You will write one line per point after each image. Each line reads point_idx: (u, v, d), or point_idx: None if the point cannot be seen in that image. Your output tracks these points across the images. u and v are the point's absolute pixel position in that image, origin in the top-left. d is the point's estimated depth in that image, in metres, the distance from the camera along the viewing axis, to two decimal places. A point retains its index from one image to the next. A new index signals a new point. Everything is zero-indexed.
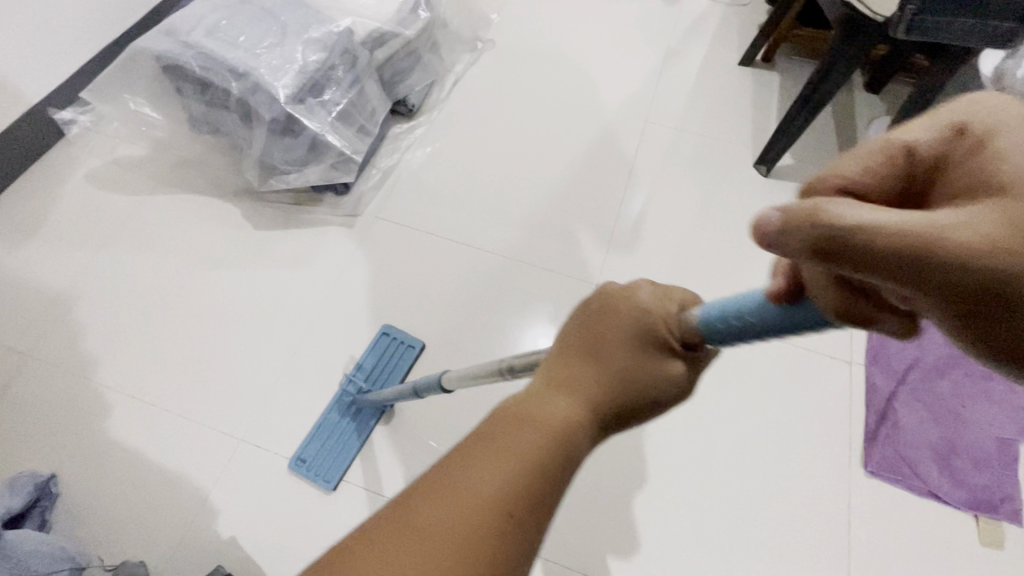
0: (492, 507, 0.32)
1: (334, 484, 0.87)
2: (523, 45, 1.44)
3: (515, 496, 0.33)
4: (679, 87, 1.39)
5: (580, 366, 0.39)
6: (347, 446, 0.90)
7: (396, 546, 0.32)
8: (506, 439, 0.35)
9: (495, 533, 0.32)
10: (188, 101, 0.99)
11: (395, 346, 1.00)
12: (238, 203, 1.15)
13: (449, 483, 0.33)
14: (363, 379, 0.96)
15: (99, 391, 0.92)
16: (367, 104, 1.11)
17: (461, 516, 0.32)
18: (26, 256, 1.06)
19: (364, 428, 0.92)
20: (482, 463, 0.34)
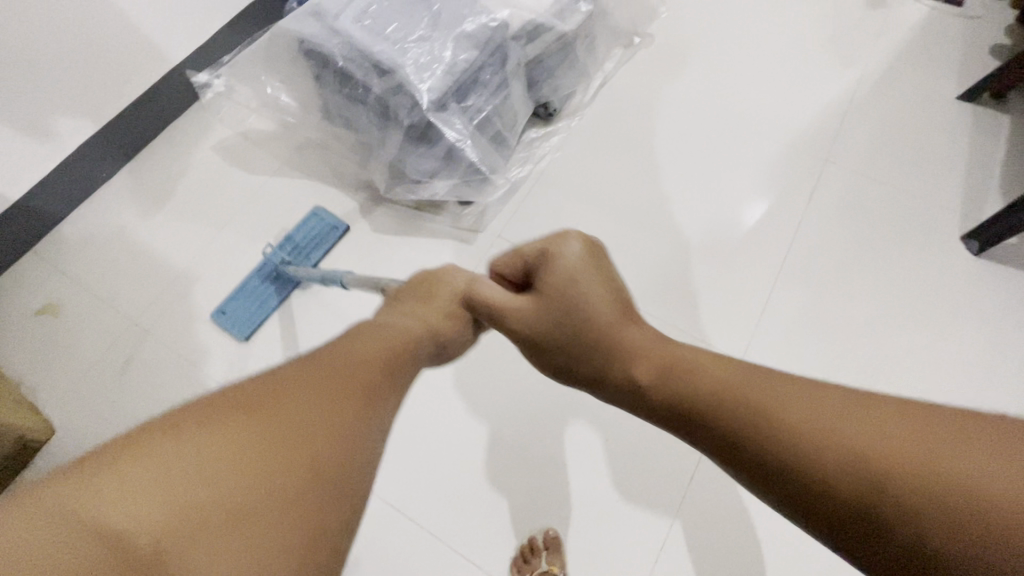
0: (345, 393, 0.36)
1: (247, 334, 0.96)
2: (688, 41, 1.23)
3: (350, 394, 0.36)
4: (873, 119, 1.14)
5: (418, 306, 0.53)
6: (265, 306, 0.98)
7: (262, 409, 0.33)
8: (335, 359, 0.39)
9: (351, 422, 0.35)
10: (326, 91, 0.91)
11: (323, 227, 1.04)
12: (358, 199, 1.08)
13: (258, 411, 0.33)
14: (290, 252, 1.01)
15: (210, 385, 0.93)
16: (509, 110, 0.98)
17: (328, 396, 0.35)
18: (154, 226, 1.07)
19: (281, 293, 1.00)
20: (317, 377, 0.36)
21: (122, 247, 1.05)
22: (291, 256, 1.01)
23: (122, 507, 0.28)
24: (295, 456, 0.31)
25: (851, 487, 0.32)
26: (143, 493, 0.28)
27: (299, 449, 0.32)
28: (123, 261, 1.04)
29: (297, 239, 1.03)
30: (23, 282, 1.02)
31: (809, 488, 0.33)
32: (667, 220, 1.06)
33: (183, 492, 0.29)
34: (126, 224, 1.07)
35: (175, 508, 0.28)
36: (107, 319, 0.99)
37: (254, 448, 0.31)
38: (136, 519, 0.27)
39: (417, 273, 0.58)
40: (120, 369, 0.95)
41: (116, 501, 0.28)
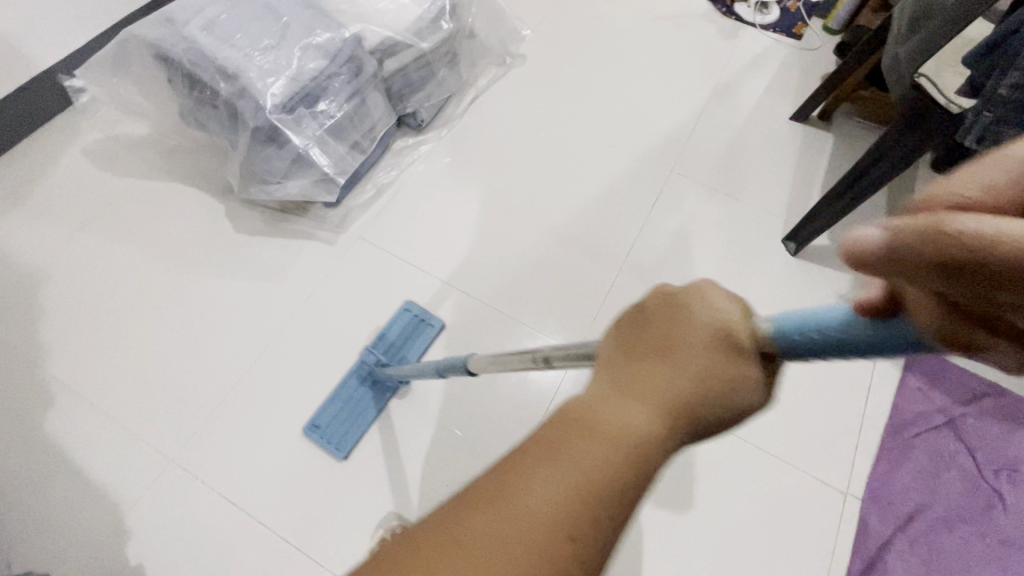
0: (575, 489, 0.29)
1: (346, 452, 0.91)
2: (558, 62, 1.33)
3: (608, 474, 0.30)
4: (717, 136, 1.26)
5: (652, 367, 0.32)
6: (363, 416, 0.94)
7: (558, 447, 0.31)
8: (581, 438, 0.30)
9: (555, 530, 0.28)
10: (179, 94, 0.95)
11: (416, 322, 1.02)
12: (225, 201, 1.11)
13: (486, 512, 0.29)
14: (382, 351, 0.98)
15: (50, 382, 0.93)
16: (366, 118, 1.04)
17: (580, 472, 0.29)
18: (8, 226, 1.06)
19: (380, 397, 0.96)
20: (550, 463, 0.30)
21: None
22: (386, 357, 0.97)
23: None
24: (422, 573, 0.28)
25: None
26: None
27: (551, 481, 0.29)
28: None
29: (388, 335, 1.00)
30: None
31: None
32: (524, 225, 1.14)
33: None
34: None
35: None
36: None
37: (554, 485, 0.29)
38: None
39: (653, 287, 0.35)
40: None
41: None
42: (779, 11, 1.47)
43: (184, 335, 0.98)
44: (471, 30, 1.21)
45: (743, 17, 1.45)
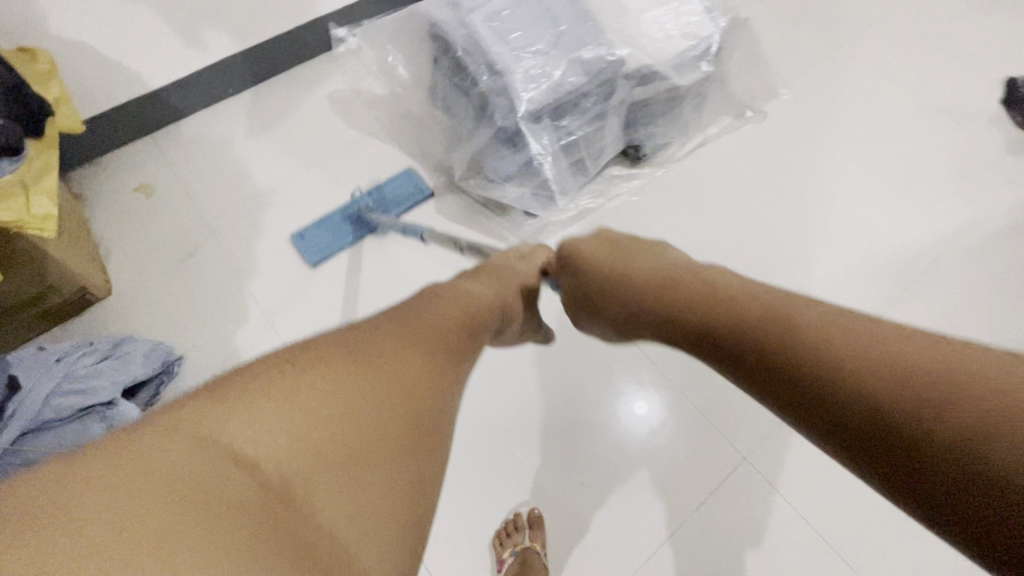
0: (407, 406, 0.40)
1: (316, 261, 1.02)
2: (798, 131, 1.21)
3: (417, 394, 0.42)
4: (961, 269, 1.09)
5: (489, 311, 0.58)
6: (342, 240, 1.05)
7: (370, 371, 0.41)
8: (409, 339, 0.46)
9: (403, 434, 0.39)
10: (439, 75, 0.97)
11: (413, 189, 1.10)
12: (434, 180, 1.14)
13: (379, 367, 0.41)
14: (374, 199, 1.08)
15: (248, 299, 1.01)
16: (597, 142, 1.00)
17: (389, 386, 0.40)
18: (252, 146, 1.17)
19: (356, 233, 1.06)
20: (385, 342, 0.44)
21: (220, 155, 1.15)
22: (374, 204, 1.06)
23: (223, 488, 0.32)
24: (314, 418, 0.37)
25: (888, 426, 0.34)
26: (273, 430, 0.35)
27: (379, 411, 0.39)
28: (216, 167, 1.14)
29: (385, 191, 1.09)
30: (130, 158, 1.14)
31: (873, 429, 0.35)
32: None
33: (249, 438, 0.35)
34: (232, 137, 1.18)
35: (284, 470, 0.34)
36: (186, 213, 1.09)
37: (348, 399, 0.38)
38: (235, 534, 0.31)
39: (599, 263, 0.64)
40: (180, 260, 1.04)
41: (273, 416, 0.36)
42: None
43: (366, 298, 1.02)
44: (727, 75, 1.11)
45: None
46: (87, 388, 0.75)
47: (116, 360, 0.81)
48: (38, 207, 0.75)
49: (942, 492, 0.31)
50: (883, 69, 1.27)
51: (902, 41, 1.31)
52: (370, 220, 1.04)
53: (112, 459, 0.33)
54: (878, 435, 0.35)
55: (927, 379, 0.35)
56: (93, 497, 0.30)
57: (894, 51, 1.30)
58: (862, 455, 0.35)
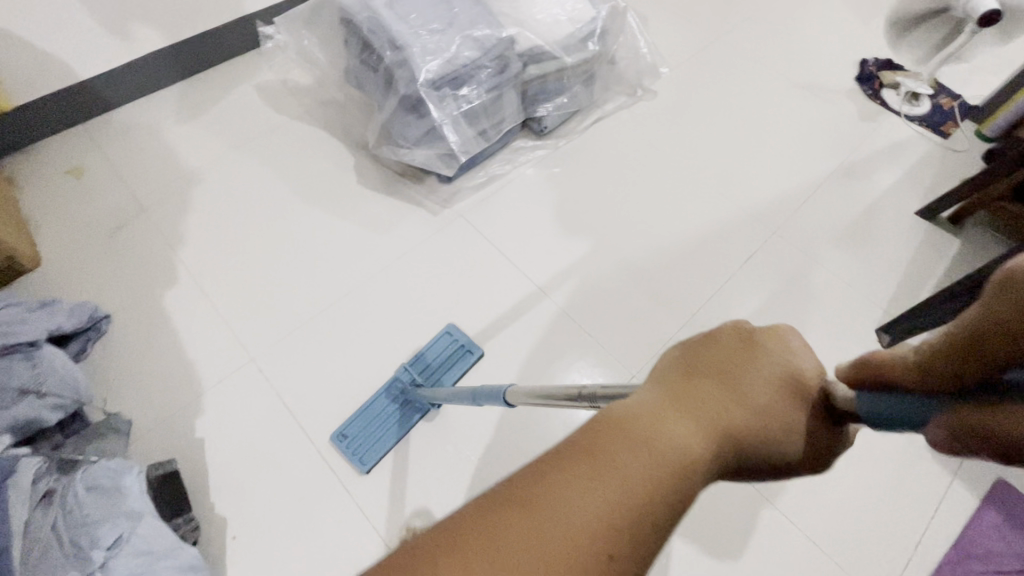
0: (602, 524, 0.31)
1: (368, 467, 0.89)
2: (684, 106, 1.37)
3: (620, 510, 0.31)
4: (830, 211, 1.23)
5: (702, 381, 0.37)
6: (389, 434, 0.92)
7: (585, 472, 0.32)
8: (613, 444, 0.34)
9: (615, 540, 0.31)
10: (350, 54, 1.08)
11: (455, 346, 1.02)
12: (356, 155, 1.23)
13: (597, 460, 0.33)
14: (417, 372, 0.99)
15: (176, 264, 1.07)
16: (498, 112, 1.13)
17: (618, 489, 0.32)
18: (183, 132, 1.25)
19: (407, 419, 0.93)
20: (576, 484, 0.32)
21: (151, 141, 1.22)
22: (420, 378, 0.97)
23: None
24: (575, 545, 0.30)
25: None
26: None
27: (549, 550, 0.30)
28: (147, 151, 1.21)
29: (427, 357, 1.01)
30: (62, 146, 1.20)
31: None
32: (610, 247, 1.18)
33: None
34: (163, 124, 1.25)
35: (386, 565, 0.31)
36: (117, 191, 1.15)
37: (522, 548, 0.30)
38: None
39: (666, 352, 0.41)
40: (109, 233, 1.09)
41: None
42: (931, 104, 1.41)
43: (290, 259, 1.09)
44: (612, 57, 1.28)
45: (889, 103, 1.41)
46: (11, 331, 0.79)
47: (42, 311, 0.86)
48: None
49: None
50: (754, 53, 1.46)
51: (770, 31, 1.51)
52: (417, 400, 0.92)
53: None
54: None
55: None
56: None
57: (765, 39, 1.49)
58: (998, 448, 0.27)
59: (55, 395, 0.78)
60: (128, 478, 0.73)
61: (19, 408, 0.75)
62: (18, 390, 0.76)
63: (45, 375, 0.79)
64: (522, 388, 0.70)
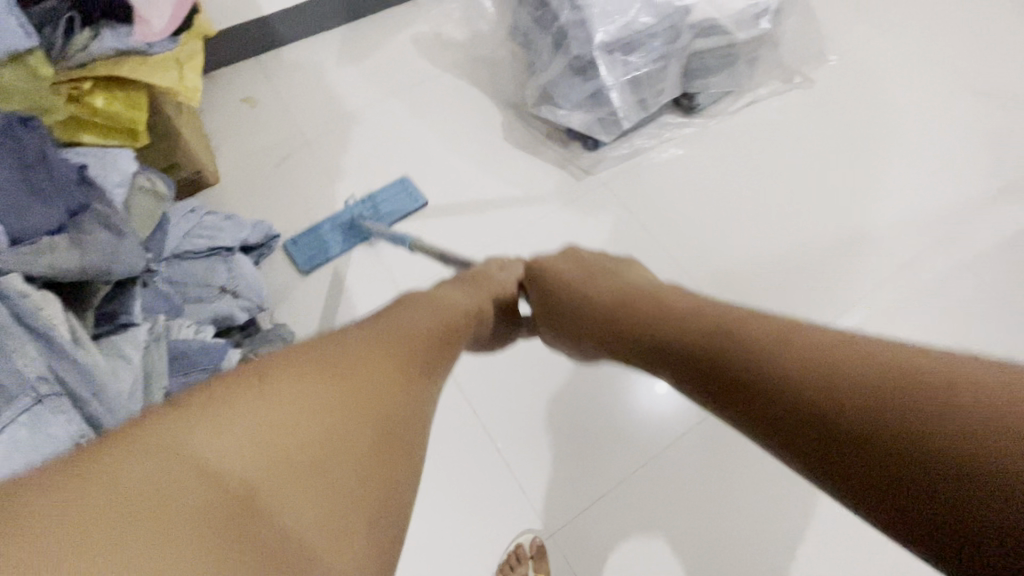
0: (370, 434, 0.41)
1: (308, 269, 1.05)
2: (844, 99, 1.30)
3: (331, 406, 0.40)
4: (993, 230, 1.15)
5: (437, 364, 0.52)
6: (330, 248, 1.08)
7: (316, 368, 0.42)
8: (378, 353, 0.47)
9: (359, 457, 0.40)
10: (523, 12, 1.09)
11: (405, 193, 1.14)
12: (503, 113, 1.26)
13: (354, 375, 0.43)
14: (367, 209, 1.12)
15: (336, 196, 1.14)
16: (658, 84, 1.11)
17: (358, 404, 0.42)
18: (344, 73, 1.31)
19: (347, 241, 1.09)
20: (309, 370, 0.42)
21: (314, 78, 1.30)
22: (368, 214, 1.11)
23: (147, 471, 0.33)
24: (254, 450, 0.36)
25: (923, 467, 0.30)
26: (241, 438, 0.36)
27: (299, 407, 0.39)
28: (311, 88, 1.28)
29: (379, 200, 1.13)
30: (238, 75, 1.29)
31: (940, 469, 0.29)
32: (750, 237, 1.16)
33: (285, 416, 0.38)
34: (326, 63, 1.32)
35: (218, 454, 0.35)
36: (284, 123, 1.23)
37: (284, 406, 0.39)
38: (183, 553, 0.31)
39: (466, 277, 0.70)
40: (277, 161, 1.18)
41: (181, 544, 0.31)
42: None
43: (437, 204, 1.15)
44: (779, 39, 1.21)
45: None
46: (213, 236, 0.87)
47: (231, 221, 0.94)
48: (190, 81, 0.91)
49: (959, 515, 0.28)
50: (929, 49, 1.35)
51: (947, 26, 1.39)
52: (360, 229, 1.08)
53: (98, 483, 0.32)
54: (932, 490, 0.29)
55: (939, 422, 0.30)
56: (30, 541, 0.29)
57: (944, 36, 1.37)
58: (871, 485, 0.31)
59: (245, 298, 0.86)
60: None
61: (219, 305, 0.83)
62: (219, 289, 0.84)
63: (239, 279, 0.86)
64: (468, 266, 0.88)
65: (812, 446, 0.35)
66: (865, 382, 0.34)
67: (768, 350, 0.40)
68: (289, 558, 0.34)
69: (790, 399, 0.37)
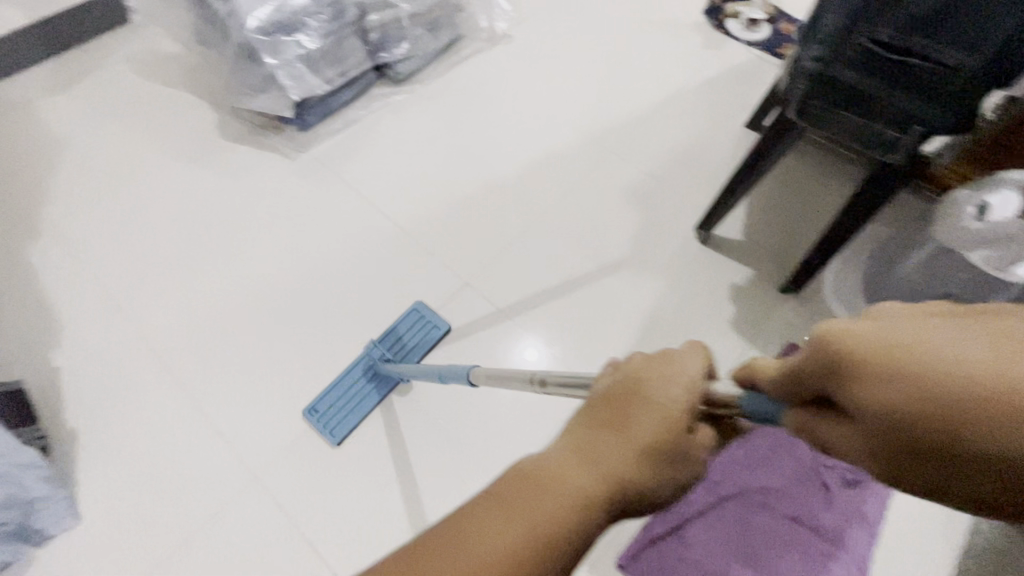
0: (579, 506, 0.32)
1: (339, 438, 0.93)
2: (541, 46, 1.47)
3: (562, 516, 0.31)
4: (666, 131, 1.33)
5: (596, 439, 0.35)
6: (365, 405, 0.96)
7: (582, 447, 0.35)
8: (604, 432, 0.35)
9: (568, 522, 0.31)
10: (190, 10, 1.14)
11: (423, 321, 1.06)
12: (219, 110, 1.30)
13: (618, 426, 0.35)
14: (389, 348, 1.02)
15: (40, 218, 1.13)
16: (339, 59, 1.20)
17: (581, 472, 0.33)
18: (54, 102, 1.31)
19: (380, 392, 0.98)
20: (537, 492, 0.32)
21: (22, 112, 1.29)
22: (391, 354, 1.01)
23: (490, 540, 0.30)
24: None
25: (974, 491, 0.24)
26: None
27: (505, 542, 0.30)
28: (17, 122, 1.27)
29: (397, 334, 1.04)
30: None
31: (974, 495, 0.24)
32: (460, 175, 1.25)
33: None
34: (35, 97, 1.31)
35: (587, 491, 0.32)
36: None
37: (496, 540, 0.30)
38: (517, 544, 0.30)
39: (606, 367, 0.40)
40: None
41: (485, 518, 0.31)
42: (770, 30, 1.50)
43: (151, 205, 1.16)
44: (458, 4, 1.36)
45: (731, 31, 1.50)
46: None
47: None
48: None
49: None
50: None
51: None
52: (388, 375, 0.97)
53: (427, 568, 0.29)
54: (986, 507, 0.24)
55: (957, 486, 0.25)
56: (463, 517, 0.31)
57: None
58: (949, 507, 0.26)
59: None
60: None
61: None
62: None
63: None
64: (484, 369, 0.75)
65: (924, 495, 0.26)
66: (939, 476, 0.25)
67: (935, 414, 0.24)
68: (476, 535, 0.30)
69: (940, 474, 0.25)
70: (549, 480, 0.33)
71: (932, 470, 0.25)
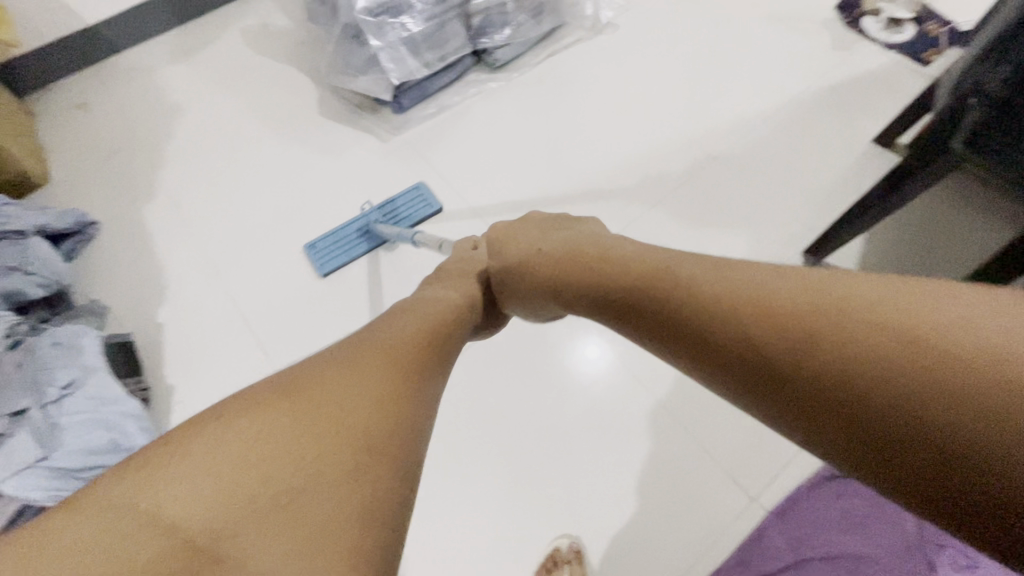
0: (336, 416, 0.34)
1: (326, 270, 1.08)
2: (648, 37, 1.37)
3: (363, 420, 0.34)
4: (779, 139, 1.21)
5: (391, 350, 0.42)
6: (352, 252, 1.10)
7: (348, 365, 0.38)
8: (393, 344, 0.43)
9: (346, 440, 0.33)
10: None
11: (420, 198, 1.16)
12: (321, 87, 1.33)
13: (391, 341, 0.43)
14: (385, 213, 1.14)
15: (156, 180, 1.21)
16: (440, 43, 1.18)
17: (368, 381, 0.37)
18: (176, 70, 1.39)
19: (367, 246, 1.11)
20: (336, 388, 0.36)
21: (148, 78, 1.38)
22: (384, 218, 1.13)
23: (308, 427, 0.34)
24: (281, 467, 0.32)
25: (890, 426, 0.29)
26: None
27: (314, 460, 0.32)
28: (143, 88, 1.36)
29: (396, 205, 1.15)
30: (77, 86, 1.37)
31: (896, 435, 0.29)
32: (549, 169, 1.21)
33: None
34: (160, 65, 1.40)
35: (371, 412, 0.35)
36: (114, 121, 1.31)
37: (305, 430, 0.33)
38: (310, 437, 0.33)
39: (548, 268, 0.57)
40: (105, 156, 1.25)
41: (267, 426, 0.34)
42: (916, 31, 1.32)
43: (253, 176, 1.21)
44: None
45: (868, 31, 1.33)
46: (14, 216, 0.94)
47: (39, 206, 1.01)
48: None
49: (942, 489, 0.28)
50: None
51: None
52: (377, 232, 1.09)
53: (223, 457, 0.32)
54: (907, 453, 0.29)
55: (895, 417, 0.29)
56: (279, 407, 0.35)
57: None
58: (866, 448, 0.30)
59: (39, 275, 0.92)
60: (85, 340, 0.87)
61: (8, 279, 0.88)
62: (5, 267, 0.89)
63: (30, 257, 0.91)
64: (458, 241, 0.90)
65: (869, 443, 0.30)
66: (891, 406, 0.30)
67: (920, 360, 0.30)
68: (272, 447, 0.32)
69: (893, 411, 0.30)
70: (325, 392, 0.36)
71: (860, 385, 0.31)
